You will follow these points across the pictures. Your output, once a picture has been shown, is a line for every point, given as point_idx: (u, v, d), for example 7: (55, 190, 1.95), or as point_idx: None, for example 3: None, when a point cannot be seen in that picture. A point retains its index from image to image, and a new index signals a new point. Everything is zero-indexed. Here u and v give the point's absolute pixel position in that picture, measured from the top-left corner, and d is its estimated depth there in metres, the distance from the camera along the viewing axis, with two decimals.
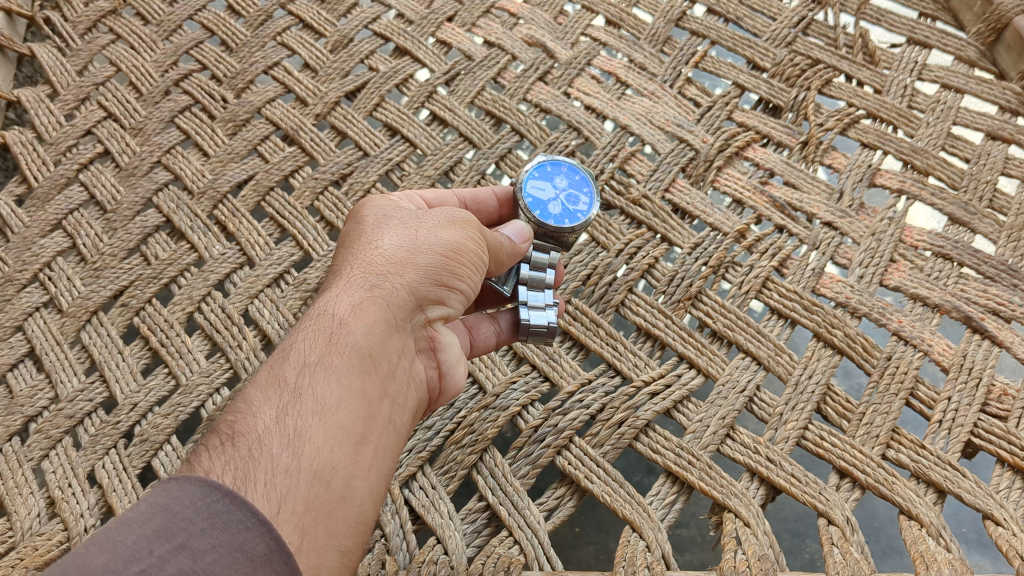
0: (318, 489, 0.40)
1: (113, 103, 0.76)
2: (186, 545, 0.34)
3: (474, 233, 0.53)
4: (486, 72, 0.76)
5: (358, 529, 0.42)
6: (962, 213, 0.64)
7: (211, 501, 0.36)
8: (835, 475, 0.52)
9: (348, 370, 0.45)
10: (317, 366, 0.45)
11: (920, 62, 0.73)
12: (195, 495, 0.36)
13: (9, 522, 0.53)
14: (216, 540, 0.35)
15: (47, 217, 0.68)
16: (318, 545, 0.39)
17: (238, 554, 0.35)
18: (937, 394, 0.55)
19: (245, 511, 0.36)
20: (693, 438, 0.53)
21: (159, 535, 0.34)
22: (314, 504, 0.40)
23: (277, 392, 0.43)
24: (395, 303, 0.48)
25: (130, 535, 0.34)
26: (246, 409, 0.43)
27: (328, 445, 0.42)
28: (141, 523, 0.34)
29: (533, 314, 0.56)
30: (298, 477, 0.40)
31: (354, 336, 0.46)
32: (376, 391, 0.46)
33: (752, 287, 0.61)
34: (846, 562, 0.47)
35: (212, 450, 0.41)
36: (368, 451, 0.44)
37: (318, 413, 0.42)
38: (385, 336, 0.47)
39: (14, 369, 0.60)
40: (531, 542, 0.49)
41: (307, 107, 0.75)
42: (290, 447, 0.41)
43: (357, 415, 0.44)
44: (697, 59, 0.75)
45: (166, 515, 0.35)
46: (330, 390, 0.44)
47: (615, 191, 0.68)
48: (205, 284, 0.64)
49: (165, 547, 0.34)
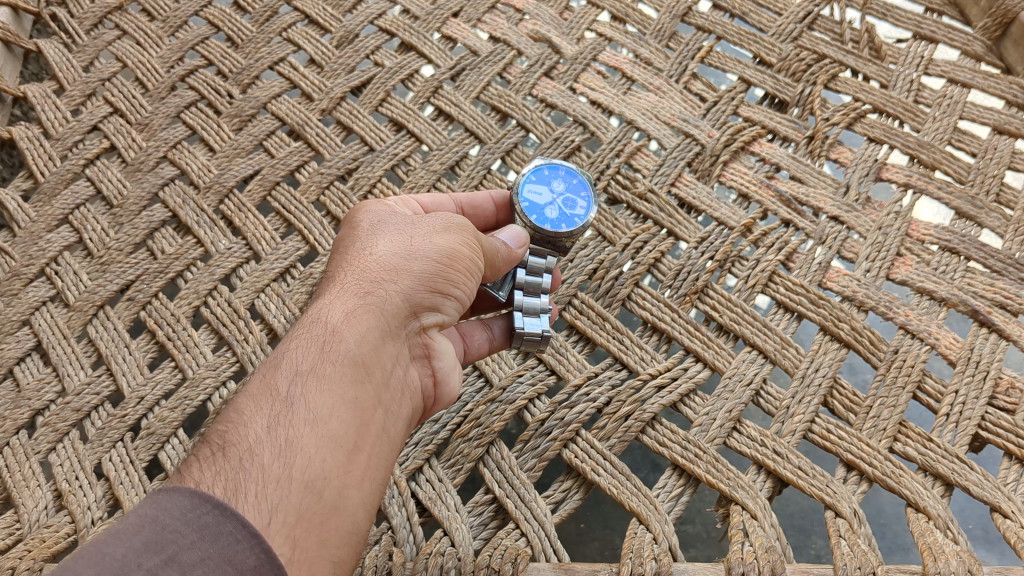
0: (310, 500, 0.40)
1: (119, 99, 0.76)
2: (174, 558, 0.34)
3: (470, 238, 0.52)
4: (491, 67, 0.76)
5: (351, 539, 0.42)
6: (969, 207, 0.64)
7: (201, 513, 0.36)
8: (842, 468, 0.52)
9: (341, 379, 0.45)
10: (309, 375, 0.44)
11: (926, 57, 0.73)
12: (185, 506, 0.36)
13: (17, 515, 0.53)
14: (205, 553, 0.35)
15: (54, 212, 0.69)
16: (309, 556, 0.39)
17: (228, 567, 0.35)
18: (944, 387, 0.55)
19: (236, 522, 0.36)
20: (699, 431, 0.53)
21: (148, 548, 0.34)
22: (305, 515, 0.40)
23: (269, 401, 0.43)
24: (389, 311, 0.48)
25: (118, 549, 0.33)
26: (238, 418, 0.43)
27: (320, 455, 0.42)
28: (130, 535, 0.34)
29: (527, 322, 0.56)
30: (289, 488, 0.40)
31: (347, 344, 0.46)
32: (370, 400, 0.45)
33: (758, 281, 0.61)
34: (854, 554, 0.46)
35: (203, 460, 0.41)
36: (362, 460, 0.44)
37: (311, 423, 0.42)
38: (379, 344, 0.47)
39: (20, 363, 0.61)
40: (537, 535, 0.49)
41: (312, 103, 0.75)
42: (282, 458, 0.41)
43: (350, 424, 0.44)
44: (703, 54, 0.75)
45: (156, 527, 0.35)
46: (323, 400, 0.43)
47: (621, 186, 0.68)
48: (211, 278, 0.64)
49: (154, 560, 0.34)
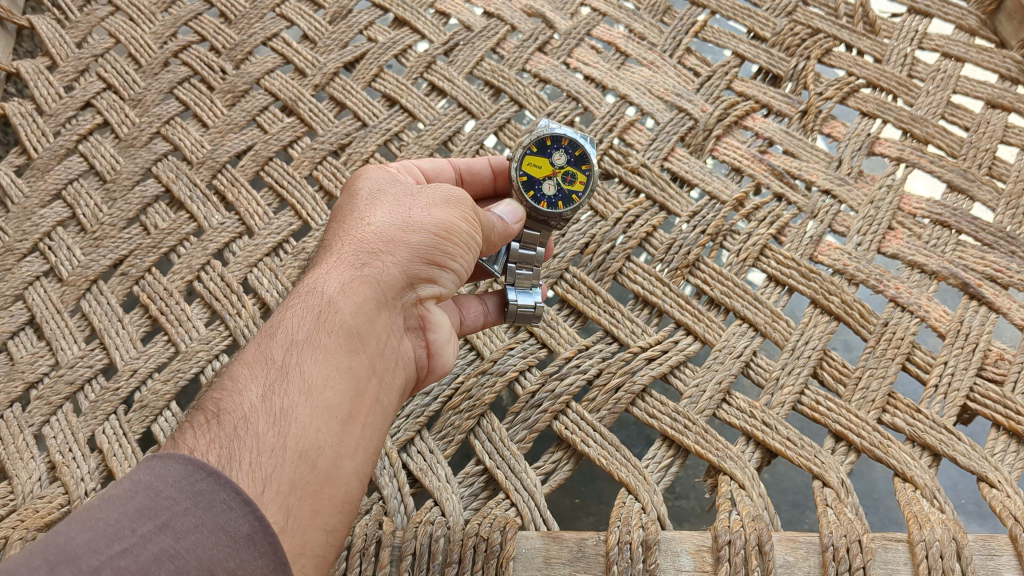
0: (305, 469, 0.40)
1: (112, 74, 0.76)
2: (168, 524, 0.34)
3: (467, 212, 0.52)
4: (485, 42, 0.76)
5: (344, 508, 0.42)
6: (961, 181, 0.64)
7: (194, 481, 0.36)
8: (831, 439, 0.52)
9: (336, 350, 0.45)
10: (305, 345, 0.44)
11: (920, 31, 0.73)
12: (179, 473, 0.36)
13: (10, 486, 0.53)
14: (199, 519, 0.35)
15: (47, 187, 0.69)
16: (303, 525, 0.40)
17: (221, 534, 0.35)
18: (933, 359, 0.55)
19: (230, 490, 0.36)
20: (689, 402, 0.53)
21: (142, 514, 0.34)
22: (300, 484, 0.40)
23: (265, 369, 0.43)
24: (385, 283, 0.48)
25: (112, 514, 0.34)
26: (233, 386, 0.43)
27: (315, 425, 0.42)
28: (124, 501, 0.34)
29: (520, 295, 0.56)
30: (284, 456, 0.40)
31: (342, 315, 0.46)
32: (364, 371, 0.46)
33: (750, 255, 0.61)
34: (840, 522, 0.46)
35: (197, 427, 0.41)
36: (355, 430, 0.44)
37: (305, 392, 0.42)
38: (373, 315, 0.47)
39: (14, 337, 0.61)
40: (527, 505, 0.49)
41: (306, 78, 0.75)
42: (276, 426, 0.41)
43: (344, 395, 0.44)
44: (698, 29, 0.75)
45: (149, 493, 0.35)
46: (318, 369, 0.44)
47: (614, 160, 0.68)
48: (204, 253, 0.64)
49: (147, 526, 0.34)
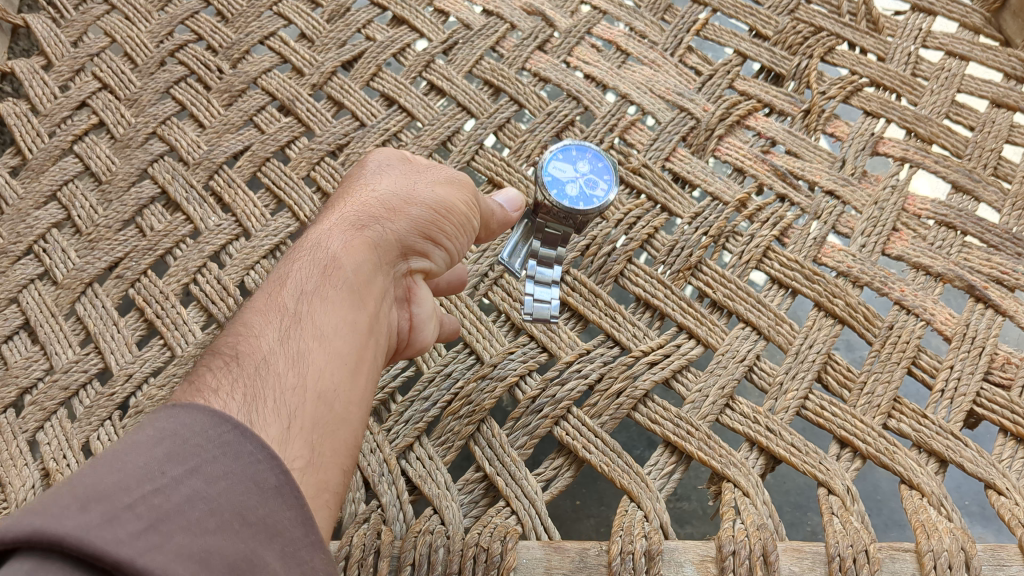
0: (321, 411, 0.38)
1: (108, 74, 0.75)
2: (198, 470, 0.29)
3: (467, 197, 0.52)
4: (484, 41, 0.75)
5: (350, 461, 0.40)
6: (967, 181, 0.63)
7: (221, 431, 0.31)
8: (836, 445, 0.51)
9: (347, 303, 0.43)
10: (316, 295, 0.42)
11: (924, 29, 0.72)
12: (204, 422, 0.31)
13: (4, 494, 0.52)
14: (227, 468, 0.30)
15: (42, 189, 0.68)
16: (321, 466, 0.37)
17: (249, 484, 0.30)
18: (939, 363, 0.54)
19: (257, 441, 0.32)
20: (691, 408, 0.52)
21: (169, 458, 0.29)
22: (317, 426, 0.38)
23: (278, 316, 0.41)
24: (390, 245, 0.47)
25: (132, 460, 0.28)
26: (242, 336, 0.41)
27: (331, 370, 0.40)
28: (149, 446, 0.29)
29: (539, 290, 0.57)
30: (303, 399, 0.38)
31: (352, 268, 0.44)
32: (370, 327, 0.44)
33: (752, 257, 0.60)
34: (846, 532, 0.45)
35: (211, 370, 0.38)
36: (361, 386, 0.42)
37: (320, 339, 0.40)
38: (378, 274, 0.46)
39: (8, 341, 0.60)
40: (528, 512, 0.48)
41: (303, 77, 0.74)
42: (294, 369, 0.39)
43: (355, 347, 0.42)
44: (699, 27, 0.74)
45: (175, 439, 0.30)
46: (331, 319, 0.42)
47: (615, 161, 0.67)
48: (200, 255, 0.63)
49: (177, 470, 0.29)
